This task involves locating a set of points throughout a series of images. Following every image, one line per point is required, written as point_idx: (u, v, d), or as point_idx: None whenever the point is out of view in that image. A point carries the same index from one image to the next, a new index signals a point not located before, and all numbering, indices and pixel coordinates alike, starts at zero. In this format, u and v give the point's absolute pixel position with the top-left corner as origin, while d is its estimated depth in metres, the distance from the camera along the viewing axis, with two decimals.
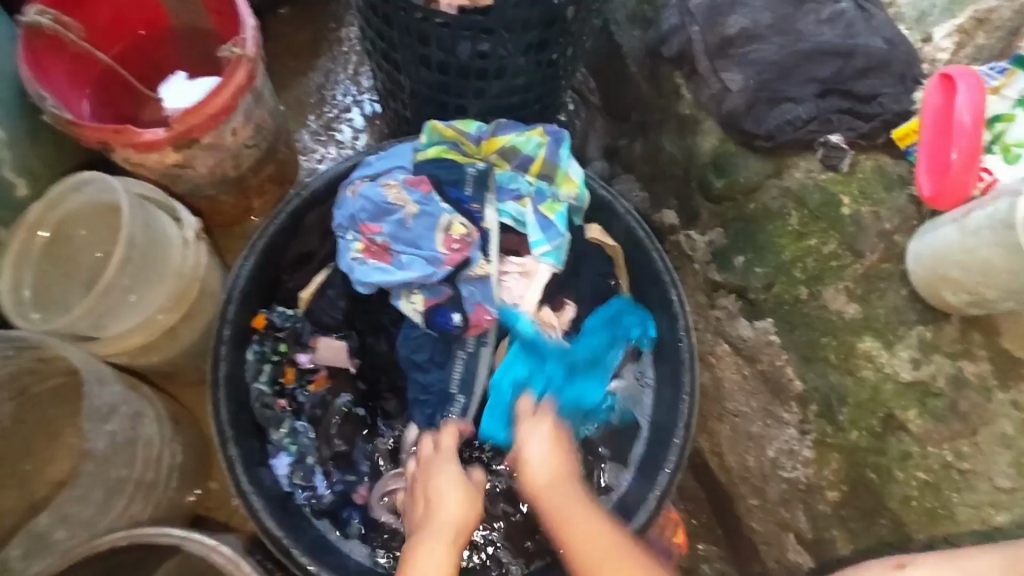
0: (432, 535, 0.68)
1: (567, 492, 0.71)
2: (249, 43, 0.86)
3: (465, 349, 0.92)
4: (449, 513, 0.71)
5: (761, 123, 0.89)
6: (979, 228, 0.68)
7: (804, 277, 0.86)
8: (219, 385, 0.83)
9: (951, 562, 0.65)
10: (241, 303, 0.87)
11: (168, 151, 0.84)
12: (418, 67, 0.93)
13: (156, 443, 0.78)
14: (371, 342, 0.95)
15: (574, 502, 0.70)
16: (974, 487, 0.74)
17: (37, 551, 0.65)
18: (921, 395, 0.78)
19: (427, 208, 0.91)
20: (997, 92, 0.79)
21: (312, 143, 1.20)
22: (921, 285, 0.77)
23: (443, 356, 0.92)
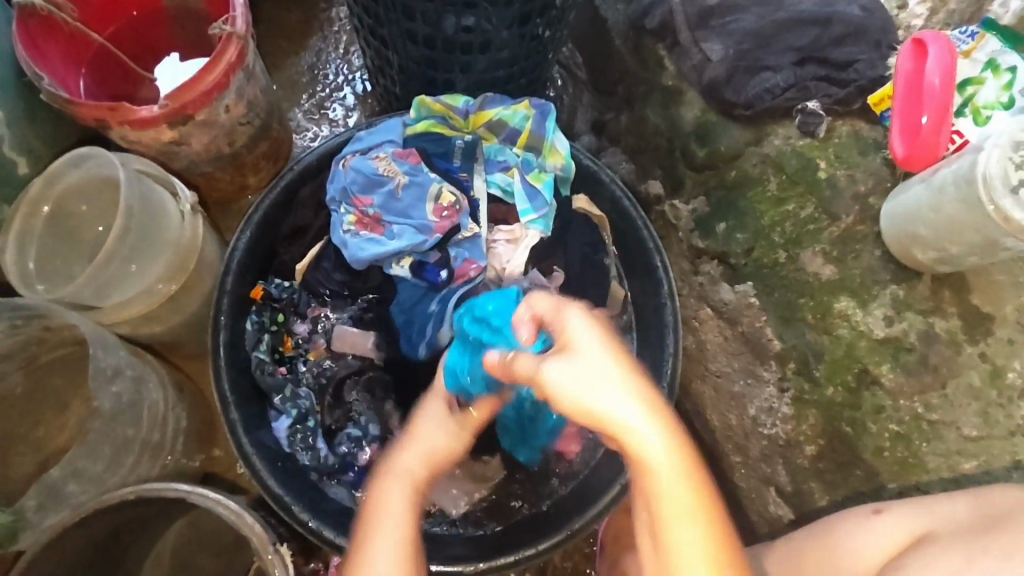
0: (397, 474, 0.63)
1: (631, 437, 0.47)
2: (239, 21, 0.87)
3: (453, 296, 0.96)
4: (407, 469, 0.63)
5: (740, 92, 0.92)
6: (945, 185, 0.70)
7: (783, 241, 0.89)
8: (219, 352, 0.86)
9: (921, 504, 0.70)
10: (239, 274, 0.89)
11: (163, 127, 0.87)
12: (405, 42, 0.95)
13: (161, 406, 0.81)
14: (371, 316, 0.99)
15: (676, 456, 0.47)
16: (943, 436, 0.78)
17: (52, 506, 0.68)
18: (894, 350, 0.81)
19: (417, 179, 0.94)
20: (968, 56, 0.81)
21: (305, 121, 1.22)
22: (892, 244, 0.80)
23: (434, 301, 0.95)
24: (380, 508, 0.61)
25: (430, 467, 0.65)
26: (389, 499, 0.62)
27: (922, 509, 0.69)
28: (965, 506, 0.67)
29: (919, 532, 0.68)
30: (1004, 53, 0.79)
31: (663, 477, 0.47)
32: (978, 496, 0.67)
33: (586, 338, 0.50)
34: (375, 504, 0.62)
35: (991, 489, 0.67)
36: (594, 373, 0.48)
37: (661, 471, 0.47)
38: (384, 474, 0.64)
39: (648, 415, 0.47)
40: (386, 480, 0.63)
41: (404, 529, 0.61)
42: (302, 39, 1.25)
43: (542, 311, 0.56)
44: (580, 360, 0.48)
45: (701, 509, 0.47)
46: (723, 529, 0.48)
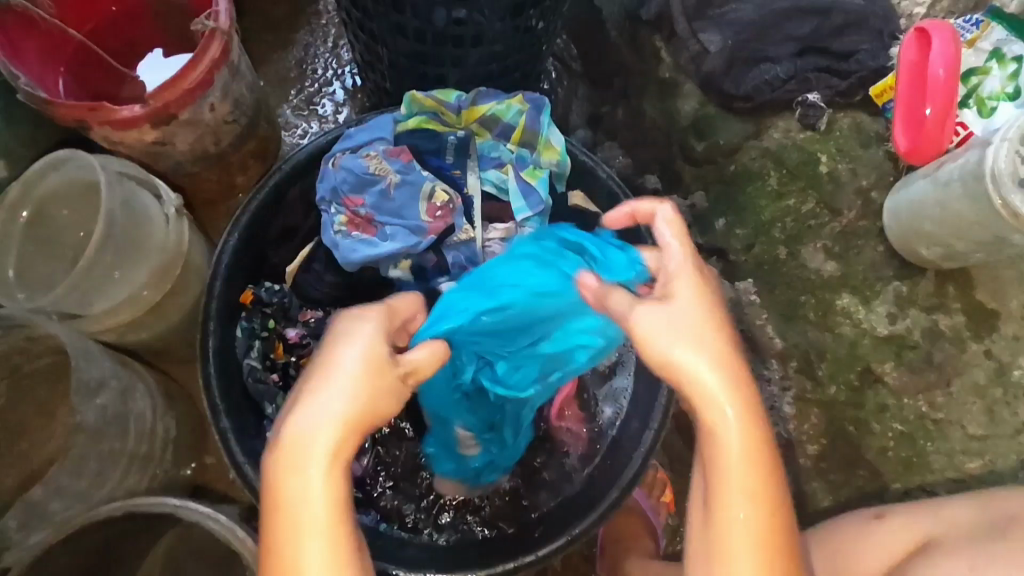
0: (309, 458, 0.53)
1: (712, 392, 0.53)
2: (223, 16, 0.85)
3: None
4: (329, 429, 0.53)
5: (739, 84, 0.90)
6: (951, 180, 0.69)
7: (783, 237, 0.87)
8: (208, 360, 0.83)
9: (926, 508, 0.70)
10: (227, 278, 0.87)
11: (146, 128, 0.84)
12: (395, 36, 0.92)
13: (149, 417, 0.79)
14: None
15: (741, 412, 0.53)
16: (947, 436, 0.79)
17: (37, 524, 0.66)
18: (898, 348, 0.81)
19: (409, 177, 0.91)
20: (972, 45, 0.78)
21: (294, 118, 1.20)
22: (898, 241, 0.78)
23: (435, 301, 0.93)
24: (297, 503, 0.52)
25: (352, 433, 0.54)
26: (304, 490, 0.52)
27: (926, 513, 0.69)
28: (969, 510, 0.68)
29: (921, 537, 0.68)
30: (1009, 41, 0.76)
31: (728, 438, 0.53)
32: (983, 500, 0.68)
33: (684, 292, 0.56)
34: (285, 496, 0.52)
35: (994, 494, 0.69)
36: (683, 323, 0.54)
37: (730, 431, 0.53)
38: (293, 458, 0.53)
39: (721, 370, 0.53)
40: (297, 466, 0.53)
41: (332, 527, 0.53)
42: (289, 32, 1.22)
43: (657, 233, 0.61)
44: (672, 311, 0.55)
45: (754, 458, 0.53)
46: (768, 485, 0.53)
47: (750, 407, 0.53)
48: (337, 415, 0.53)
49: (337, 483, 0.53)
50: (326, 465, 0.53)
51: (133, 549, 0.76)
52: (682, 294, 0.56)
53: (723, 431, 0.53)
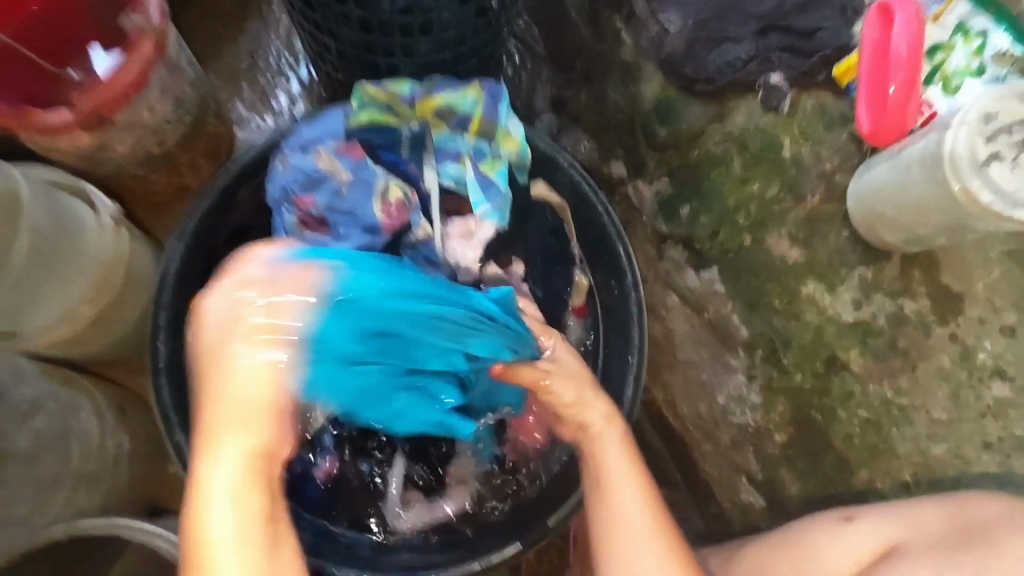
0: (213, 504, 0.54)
1: (601, 433, 0.74)
2: (153, 12, 0.80)
3: None
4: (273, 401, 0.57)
5: (701, 67, 0.86)
6: (911, 164, 0.66)
7: (747, 224, 0.85)
8: (161, 370, 0.82)
9: (898, 511, 0.67)
10: (176, 288, 0.85)
11: (78, 133, 0.80)
12: (341, 25, 0.88)
13: (97, 434, 0.77)
14: None
15: (631, 489, 0.73)
16: (913, 421, 0.77)
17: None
18: (863, 334, 0.78)
19: (362, 175, 0.87)
20: (936, 21, 0.76)
21: (247, 113, 1.15)
22: (862, 225, 0.76)
23: None
24: (203, 477, 0.55)
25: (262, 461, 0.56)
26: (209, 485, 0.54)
27: (898, 520, 0.67)
28: (939, 512, 0.66)
29: (892, 541, 0.66)
30: (973, 15, 0.74)
31: (614, 469, 0.73)
32: (953, 503, 0.66)
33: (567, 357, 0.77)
34: (192, 529, 0.54)
35: (964, 497, 0.66)
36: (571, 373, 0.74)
37: (616, 472, 0.73)
38: (203, 463, 0.55)
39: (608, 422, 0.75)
40: (206, 473, 0.55)
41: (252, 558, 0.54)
42: (238, 22, 1.17)
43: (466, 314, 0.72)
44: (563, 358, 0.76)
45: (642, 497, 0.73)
46: (653, 506, 0.73)
47: (652, 510, 0.73)
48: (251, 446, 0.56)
49: (260, 494, 0.55)
50: (243, 469, 0.55)
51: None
52: (559, 385, 0.73)
53: (610, 459, 0.73)
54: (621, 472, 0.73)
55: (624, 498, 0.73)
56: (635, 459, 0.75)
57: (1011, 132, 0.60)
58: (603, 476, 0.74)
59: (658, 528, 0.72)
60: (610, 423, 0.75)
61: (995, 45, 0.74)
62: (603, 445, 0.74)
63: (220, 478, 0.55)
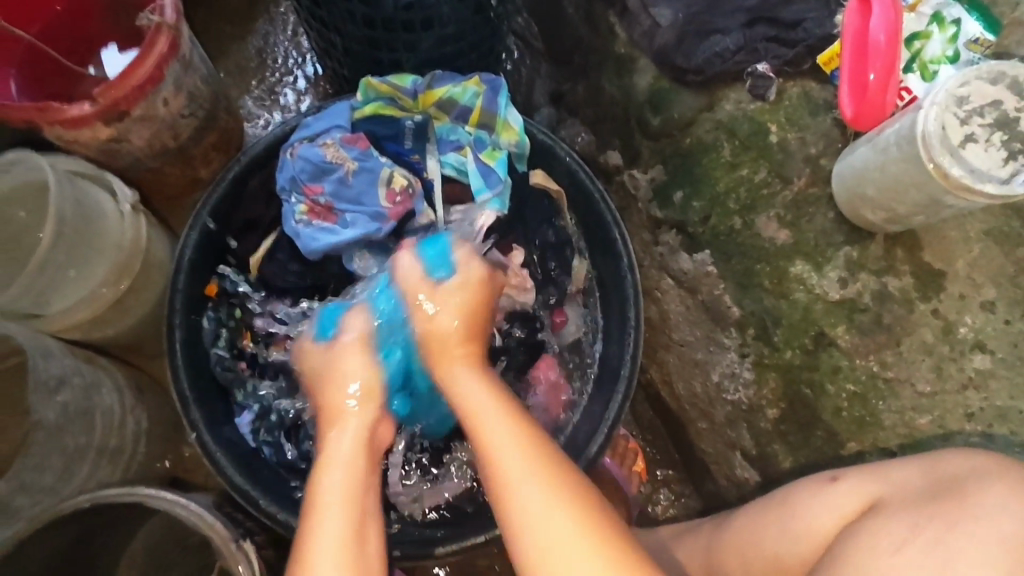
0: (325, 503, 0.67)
1: (479, 412, 0.72)
2: (168, 10, 0.84)
3: None
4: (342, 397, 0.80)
5: (690, 57, 0.90)
6: (889, 144, 0.69)
7: (737, 207, 0.88)
8: (176, 350, 0.85)
9: (880, 471, 0.70)
10: (191, 273, 0.88)
11: (98, 126, 0.84)
12: (346, 22, 0.92)
13: (116, 411, 0.81)
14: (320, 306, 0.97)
15: (511, 451, 0.67)
16: (897, 394, 0.79)
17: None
18: (849, 311, 0.81)
19: (367, 164, 0.92)
20: (914, 10, 0.79)
21: (256, 109, 1.19)
22: (844, 206, 0.80)
23: None
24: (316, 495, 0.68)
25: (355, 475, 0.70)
26: (331, 446, 0.74)
27: (879, 477, 0.69)
28: (919, 470, 0.67)
29: (873, 496, 0.68)
30: (947, 5, 0.78)
31: (504, 455, 0.67)
32: (929, 459, 0.67)
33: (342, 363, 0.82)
34: (322, 461, 0.72)
35: (943, 452, 0.68)
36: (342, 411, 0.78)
37: (507, 460, 0.67)
38: (332, 433, 0.76)
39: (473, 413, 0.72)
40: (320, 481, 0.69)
41: (345, 493, 0.68)
42: (247, 23, 1.21)
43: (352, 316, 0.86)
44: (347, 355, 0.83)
45: (536, 475, 0.65)
46: (549, 478, 0.65)
47: (543, 474, 0.65)
48: (359, 410, 0.78)
49: (354, 455, 0.73)
50: (350, 436, 0.75)
51: (106, 545, 0.77)
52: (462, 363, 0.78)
53: (499, 442, 0.68)
54: (503, 440, 0.68)
55: (524, 486, 0.65)
56: (530, 434, 0.69)
57: (984, 114, 0.63)
58: (484, 442, 0.69)
59: (579, 518, 0.62)
60: (502, 413, 0.71)
61: (968, 33, 0.78)
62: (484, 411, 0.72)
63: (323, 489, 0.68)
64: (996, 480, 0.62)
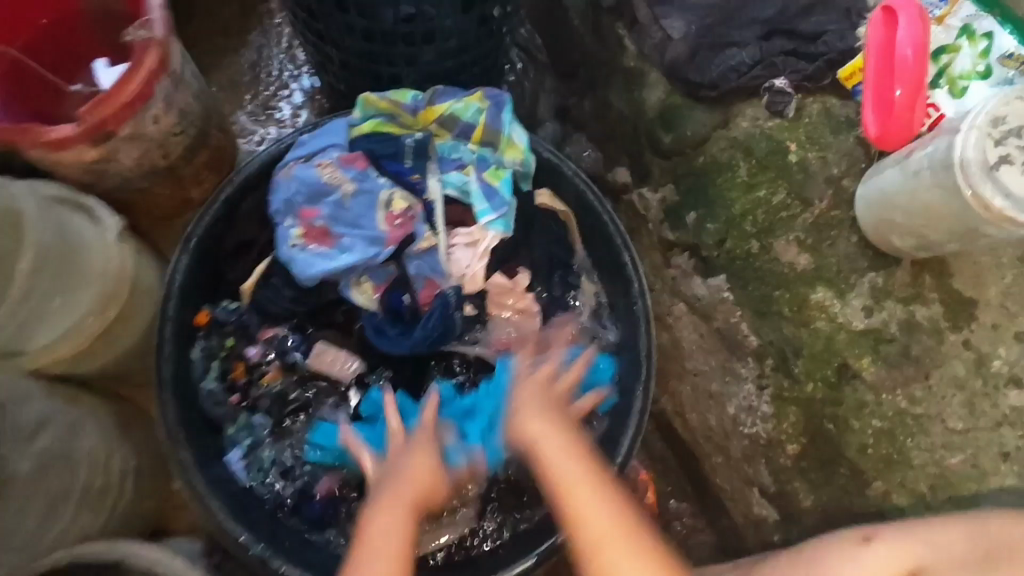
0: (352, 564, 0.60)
1: (550, 436, 0.65)
2: (158, 25, 0.80)
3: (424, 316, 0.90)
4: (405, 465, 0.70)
5: (704, 72, 0.86)
6: (920, 168, 0.65)
7: (755, 230, 0.84)
8: (164, 386, 0.81)
9: (914, 529, 0.66)
10: (180, 301, 0.84)
11: (83, 147, 0.80)
12: (343, 35, 0.88)
13: (99, 450, 0.76)
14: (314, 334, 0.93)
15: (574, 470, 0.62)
16: (928, 431, 0.74)
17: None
18: (875, 342, 0.77)
19: (365, 185, 0.89)
20: (941, 23, 0.75)
21: (250, 124, 1.15)
22: (869, 232, 0.76)
23: (409, 319, 0.91)
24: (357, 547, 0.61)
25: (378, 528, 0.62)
26: (393, 477, 0.69)
27: (912, 534, 0.66)
28: (959, 526, 0.65)
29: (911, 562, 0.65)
30: (978, 16, 0.74)
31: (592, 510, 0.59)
32: (974, 523, 0.64)
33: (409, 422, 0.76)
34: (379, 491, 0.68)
35: (986, 516, 0.65)
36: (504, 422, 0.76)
37: (594, 515, 0.58)
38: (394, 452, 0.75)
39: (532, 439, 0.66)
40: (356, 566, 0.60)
41: None
42: (241, 35, 1.17)
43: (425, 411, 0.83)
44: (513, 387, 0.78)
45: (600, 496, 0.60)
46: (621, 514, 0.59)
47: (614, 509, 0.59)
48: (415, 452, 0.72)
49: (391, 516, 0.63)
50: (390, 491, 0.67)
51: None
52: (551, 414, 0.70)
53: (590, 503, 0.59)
54: (594, 503, 0.59)
55: (613, 547, 0.57)
56: (619, 508, 0.59)
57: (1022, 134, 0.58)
58: (564, 486, 0.61)
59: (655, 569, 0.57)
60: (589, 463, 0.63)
61: (1002, 47, 0.73)
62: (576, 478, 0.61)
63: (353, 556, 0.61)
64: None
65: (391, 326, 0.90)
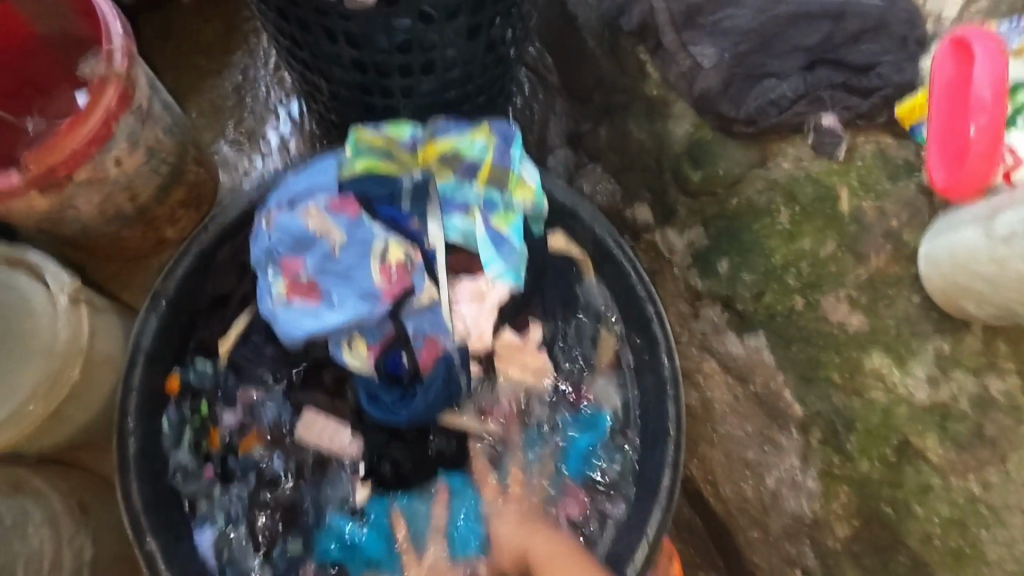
0: None
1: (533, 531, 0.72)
2: (119, 57, 0.70)
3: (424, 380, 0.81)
4: None
5: (739, 105, 0.77)
6: (1009, 235, 0.56)
7: (798, 285, 0.75)
8: (129, 467, 0.71)
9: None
10: (149, 368, 0.74)
11: (33, 196, 0.70)
12: (332, 66, 0.78)
13: (47, 551, 0.65)
14: (303, 397, 0.83)
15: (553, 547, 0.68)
16: (1007, 523, 0.64)
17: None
18: (941, 418, 0.67)
19: (357, 234, 0.77)
20: (1020, 55, 0.66)
21: (234, 155, 1.05)
22: (936, 294, 0.67)
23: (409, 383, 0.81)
24: None
25: None
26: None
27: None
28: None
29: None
30: None
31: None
32: None
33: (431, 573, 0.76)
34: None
35: None
36: None
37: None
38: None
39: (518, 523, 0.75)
40: None
41: None
42: (223, 56, 1.07)
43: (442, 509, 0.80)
44: None
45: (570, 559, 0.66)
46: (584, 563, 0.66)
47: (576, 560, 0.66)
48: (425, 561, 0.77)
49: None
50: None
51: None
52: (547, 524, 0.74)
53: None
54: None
55: None
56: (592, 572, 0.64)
57: None
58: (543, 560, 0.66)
59: None
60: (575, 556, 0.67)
61: None
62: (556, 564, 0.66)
63: None
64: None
65: (385, 391, 0.81)
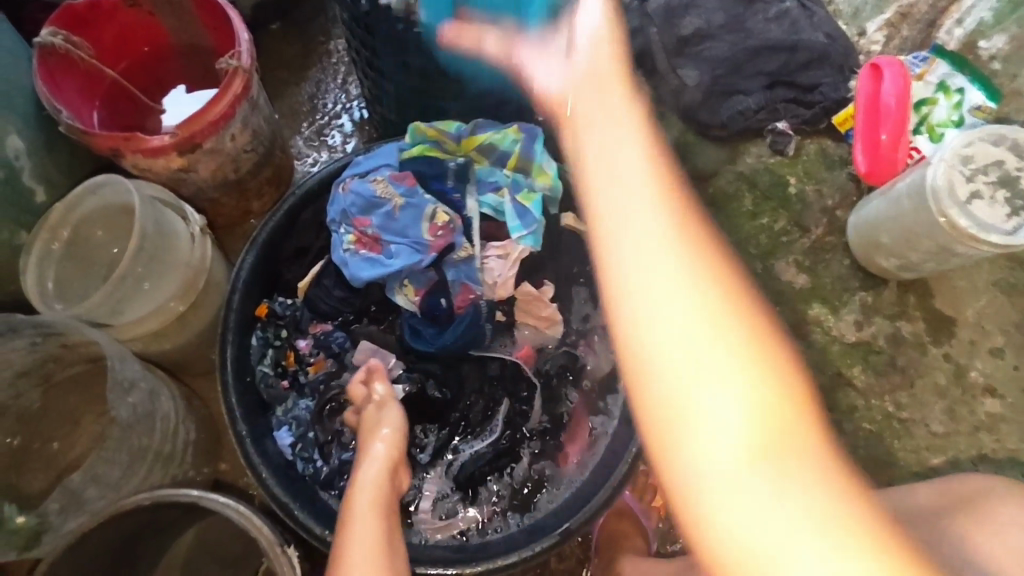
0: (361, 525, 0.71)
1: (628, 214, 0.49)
2: (245, 55, 0.93)
3: (464, 315, 1.01)
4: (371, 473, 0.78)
5: (716, 113, 0.96)
6: (901, 198, 0.78)
7: (759, 252, 0.92)
8: (227, 367, 0.90)
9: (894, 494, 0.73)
10: (244, 293, 0.94)
11: (173, 155, 0.92)
12: (400, 72, 1.01)
13: (171, 419, 0.90)
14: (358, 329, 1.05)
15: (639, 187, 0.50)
16: (913, 433, 0.83)
17: (74, 509, 0.77)
18: (865, 352, 0.86)
19: (412, 201, 0.98)
20: (921, 79, 0.88)
21: (305, 148, 1.28)
22: (858, 251, 0.87)
23: (446, 319, 1.02)
24: (352, 513, 0.73)
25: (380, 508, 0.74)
26: (356, 515, 0.73)
27: (895, 499, 0.72)
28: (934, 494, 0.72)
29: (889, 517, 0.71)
30: (951, 75, 0.86)
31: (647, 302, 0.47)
32: (946, 483, 0.72)
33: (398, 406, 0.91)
34: (351, 507, 0.74)
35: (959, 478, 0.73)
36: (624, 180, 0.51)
37: (630, 264, 0.48)
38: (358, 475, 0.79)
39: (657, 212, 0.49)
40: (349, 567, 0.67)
41: (373, 532, 0.71)
42: (302, 72, 1.32)
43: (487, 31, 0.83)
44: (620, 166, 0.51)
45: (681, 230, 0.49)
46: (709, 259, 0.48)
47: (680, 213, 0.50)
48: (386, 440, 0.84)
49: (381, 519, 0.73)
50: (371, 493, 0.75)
51: (170, 525, 0.85)
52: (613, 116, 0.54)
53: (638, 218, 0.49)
54: (677, 325, 0.46)
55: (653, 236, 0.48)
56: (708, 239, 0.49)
57: (988, 172, 0.73)
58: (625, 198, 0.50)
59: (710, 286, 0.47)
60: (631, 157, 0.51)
61: (972, 100, 0.85)
62: (639, 269, 0.48)
63: (357, 521, 0.72)
64: (1006, 501, 0.68)
65: (424, 327, 1.02)
